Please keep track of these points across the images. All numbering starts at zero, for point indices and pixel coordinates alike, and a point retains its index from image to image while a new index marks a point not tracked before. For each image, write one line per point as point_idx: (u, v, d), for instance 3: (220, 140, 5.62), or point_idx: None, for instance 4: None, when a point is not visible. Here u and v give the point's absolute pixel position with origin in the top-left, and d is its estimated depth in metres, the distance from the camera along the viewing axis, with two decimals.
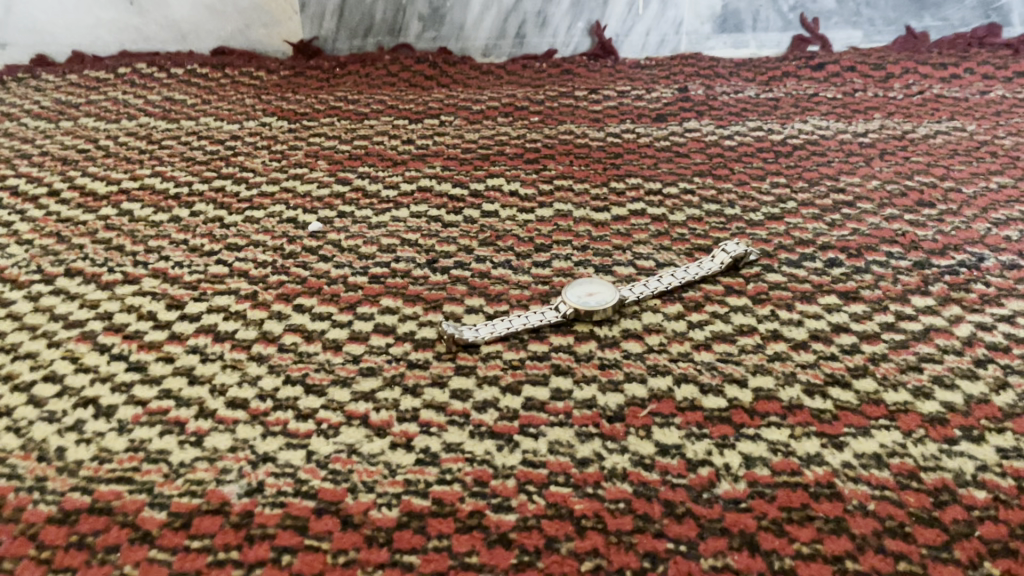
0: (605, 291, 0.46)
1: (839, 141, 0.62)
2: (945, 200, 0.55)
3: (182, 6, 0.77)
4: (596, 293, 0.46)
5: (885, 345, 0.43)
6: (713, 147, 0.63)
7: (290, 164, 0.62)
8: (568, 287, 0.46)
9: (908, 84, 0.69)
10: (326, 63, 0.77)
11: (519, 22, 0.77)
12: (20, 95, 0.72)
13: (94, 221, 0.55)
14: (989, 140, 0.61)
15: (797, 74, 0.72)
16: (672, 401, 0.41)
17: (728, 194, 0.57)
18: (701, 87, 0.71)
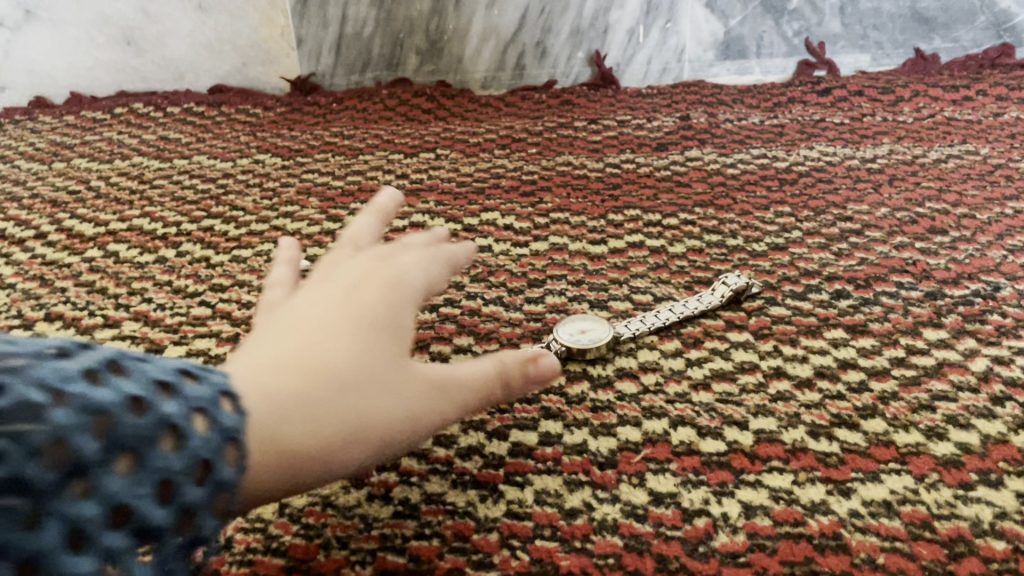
0: (598, 328, 0.45)
1: (846, 167, 0.60)
2: (958, 227, 0.52)
3: (179, 45, 0.77)
4: (588, 331, 0.44)
5: (895, 382, 0.41)
6: (715, 176, 0.61)
7: (282, 203, 0.61)
8: (559, 326, 0.45)
9: (918, 108, 0.67)
10: (323, 99, 0.76)
11: (519, 53, 0.76)
12: (15, 137, 0.72)
13: (79, 263, 0.54)
14: (1004, 163, 0.59)
15: (803, 99, 0.70)
16: (668, 445, 0.38)
17: (729, 224, 0.55)
18: (704, 114, 0.69)
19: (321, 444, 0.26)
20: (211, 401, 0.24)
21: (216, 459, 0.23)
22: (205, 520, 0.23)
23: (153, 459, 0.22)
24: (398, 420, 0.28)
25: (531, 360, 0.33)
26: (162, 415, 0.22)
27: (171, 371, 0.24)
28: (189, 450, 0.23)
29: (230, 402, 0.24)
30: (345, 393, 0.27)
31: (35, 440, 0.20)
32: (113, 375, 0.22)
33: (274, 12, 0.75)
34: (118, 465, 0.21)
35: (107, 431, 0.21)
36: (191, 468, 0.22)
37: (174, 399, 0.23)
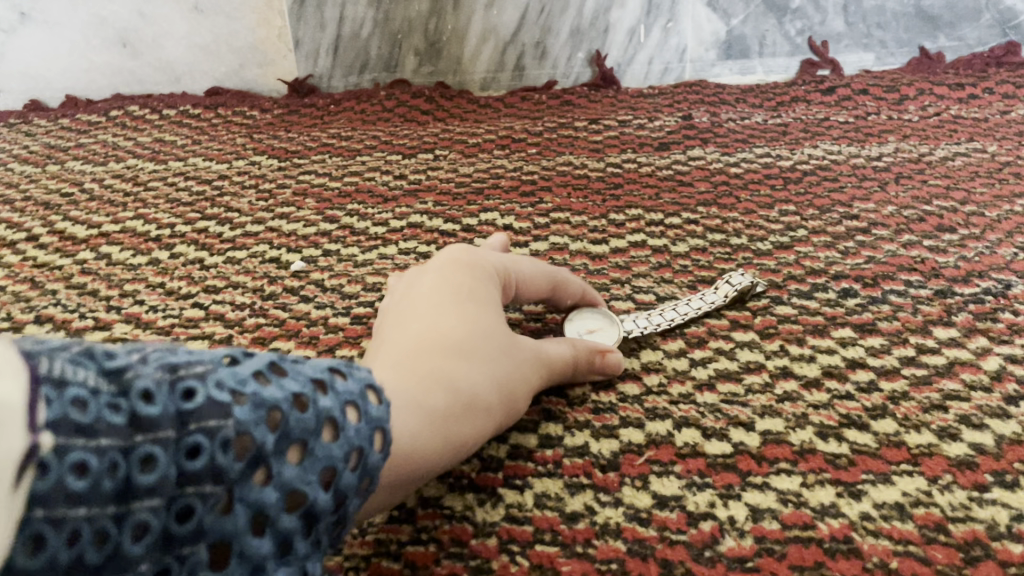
0: (607, 329, 0.43)
1: (851, 166, 0.59)
2: (967, 224, 0.51)
3: (175, 47, 0.76)
4: (597, 331, 0.43)
5: (905, 382, 0.40)
6: (718, 175, 0.60)
7: (278, 204, 0.60)
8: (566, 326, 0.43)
9: (924, 106, 0.66)
10: (321, 101, 0.75)
11: (518, 54, 0.75)
12: (10, 141, 0.71)
13: (71, 266, 0.53)
14: (1012, 161, 0.57)
15: (807, 98, 0.69)
16: (672, 447, 0.37)
17: (733, 223, 0.54)
18: (706, 114, 0.68)
19: (462, 412, 0.32)
20: (359, 395, 0.28)
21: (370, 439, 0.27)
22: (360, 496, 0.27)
23: (325, 440, 0.26)
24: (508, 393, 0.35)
25: (600, 352, 0.40)
26: (332, 402, 0.27)
27: (327, 369, 0.28)
28: (354, 431, 0.27)
29: (372, 395, 0.28)
30: (473, 373, 0.33)
31: (236, 435, 0.24)
32: (285, 373, 0.26)
33: (270, 13, 0.74)
34: (297, 447, 0.25)
35: (291, 419, 0.25)
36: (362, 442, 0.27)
37: (329, 396, 0.27)
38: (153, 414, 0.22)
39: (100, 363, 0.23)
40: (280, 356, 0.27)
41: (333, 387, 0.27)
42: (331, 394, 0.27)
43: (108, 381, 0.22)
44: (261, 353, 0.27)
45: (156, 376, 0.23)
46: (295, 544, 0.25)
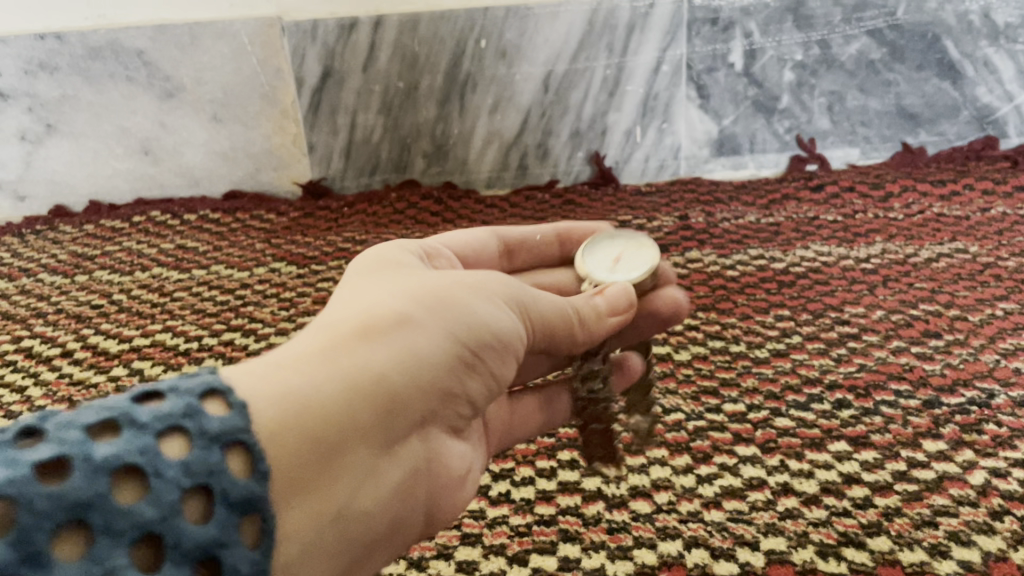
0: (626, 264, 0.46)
1: (841, 268, 0.62)
2: (951, 330, 0.54)
3: (194, 154, 0.80)
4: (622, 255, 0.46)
5: (898, 498, 0.43)
6: (715, 279, 0.63)
7: (298, 313, 0.63)
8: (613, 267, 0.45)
9: (908, 203, 0.70)
10: (334, 203, 0.79)
11: (521, 155, 0.80)
12: (38, 250, 0.75)
13: (105, 382, 0.56)
14: (993, 262, 0.61)
15: (797, 196, 0.73)
16: (682, 568, 0.40)
17: (732, 329, 0.57)
18: (701, 214, 0.72)
19: (375, 412, 0.31)
20: (184, 415, 0.26)
21: (216, 461, 0.26)
22: (234, 517, 0.25)
23: (148, 482, 0.24)
24: (424, 368, 0.33)
25: (602, 297, 0.40)
26: (137, 431, 0.25)
27: (145, 399, 0.27)
28: (186, 461, 0.25)
29: (206, 405, 0.27)
30: (378, 360, 0.31)
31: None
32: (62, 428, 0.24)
33: (285, 121, 0.79)
34: (98, 503, 0.23)
35: (78, 475, 0.23)
36: (203, 469, 0.25)
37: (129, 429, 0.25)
38: None
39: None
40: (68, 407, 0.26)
41: (139, 421, 0.25)
42: (141, 426, 0.25)
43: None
44: (19, 421, 0.25)
45: None
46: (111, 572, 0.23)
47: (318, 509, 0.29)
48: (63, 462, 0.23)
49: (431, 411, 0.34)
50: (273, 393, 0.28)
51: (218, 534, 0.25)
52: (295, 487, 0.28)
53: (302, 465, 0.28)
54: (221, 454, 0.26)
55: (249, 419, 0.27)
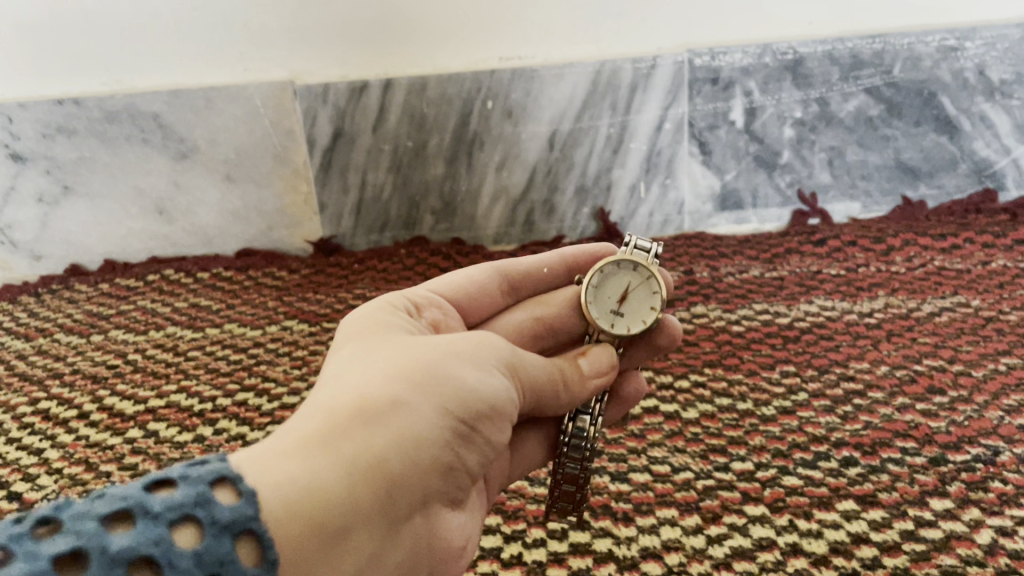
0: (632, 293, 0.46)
1: (845, 323, 0.63)
2: (955, 385, 0.55)
3: (208, 214, 0.82)
4: (629, 295, 0.46)
5: (907, 558, 0.43)
6: (721, 334, 0.64)
7: (311, 371, 0.64)
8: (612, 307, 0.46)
9: (909, 257, 0.71)
10: (345, 260, 0.81)
11: (528, 210, 0.81)
12: (55, 309, 0.77)
13: (121, 444, 0.57)
14: (995, 316, 0.62)
15: (800, 250, 0.75)
16: None
17: (738, 386, 0.58)
18: (706, 269, 0.73)
19: (376, 496, 0.31)
20: (197, 504, 0.27)
21: (227, 554, 0.26)
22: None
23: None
24: (422, 445, 0.33)
25: (582, 355, 0.43)
26: (152, 523, 0.25)
27: (160, 486, 0.27)
28: (200, 552, 0.25)
29: (223, 494, 0.28)
30: (376, 442, 0.32)
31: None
32: (76, 520, 0.25)
33: (297, 180, 0.80)
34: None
35: (93, 568, 0.23)
36: (215, 561, 0.25)
37: (143, 519, 0.25)
38: None
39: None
40: (78, 500, 0.26)
41: (153, 511, 0.26)
42: (155, 517, 0.26)
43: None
44: (36, 511, 0.25)
45: None
46: None
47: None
48: (78, 556, 0.24)
49: (433, 488, 0.35)
50: (275, 483, 0.29)
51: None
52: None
53: (305, 557, 0.29)
54: (232, 545, 0.26)
55: (257, 507, 0.27)
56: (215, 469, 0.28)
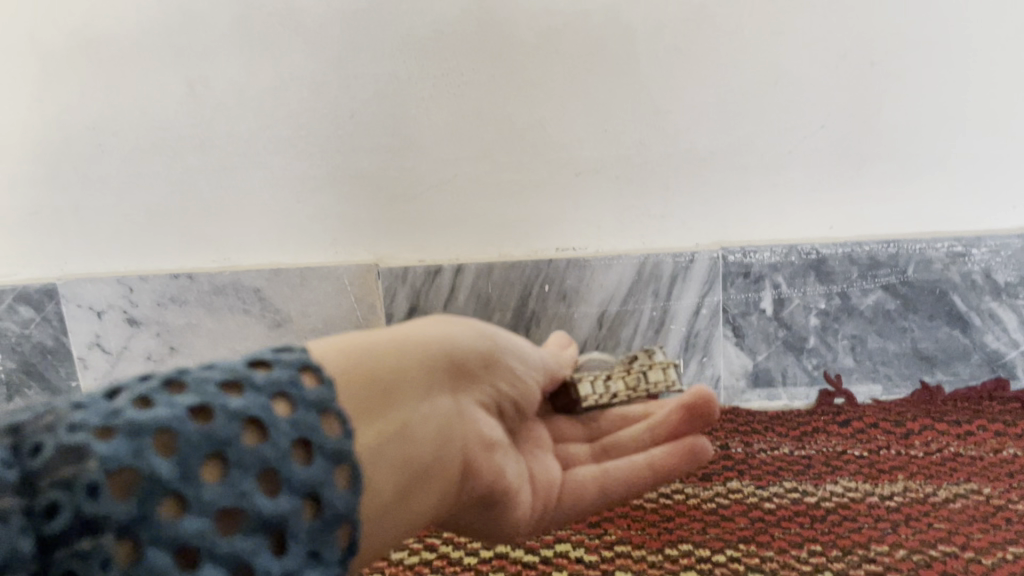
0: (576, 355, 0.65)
1: (868, 505, 0.70)
2: (967, 570, 0.60)
3: None
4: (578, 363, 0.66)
5: None
6: (754, 510, 0.71)
7: None
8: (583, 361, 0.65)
9: (926, 440, 0.78)
10: None
11: None
12: None
13: None
14: (1004, 504, 0.68)
15: (826, 429, 0.82)
16: None
17: (770, 562, 0.64)
18: (741, 443, 0.81)
19: (414, 376, 0.45)
20: (290, 384, 0.37)
21: (314, 421, 0.36)
22: (329, 465, 0.36)
23: (267, 430, 0.34)
24: (449, 347, 0.48)
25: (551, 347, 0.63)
26: (257, 396, 0.35)
27: (257, 370, 0.37)
28: (294, 419, 0.35)
29: (309, 378, 0.38)
30: (420, 342, 0.47)
31: (154, 437, 0.32)
32: (201, 378, 0.36)
33: None
34: (235, 441, 0.33)
35: (219, 418, 0.33)
36: (306, 426, 0.36)
37: (250, 392, 0.35)
38: (95, 424, 0.32)
39: (39, 412, 0.33)
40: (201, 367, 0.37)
41: (256, 384, 0.36)
42: (259, 389, 0.36)
43: (50, 422, 0.32)
44: (172, 377, 0.36)
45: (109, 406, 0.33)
46: (254, 498, 0.32)
47: (382, 430, 0.41)
48: (206, 409, 0.34)
49: (461, 393, 0.48)
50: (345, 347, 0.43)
51: (317, 474, 0.35)
52: (363, 403, 0.40)
53: (365, 393, 0.41)
54: (318, 417, 0.36)
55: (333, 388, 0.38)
56: (301, 355, 0.39)
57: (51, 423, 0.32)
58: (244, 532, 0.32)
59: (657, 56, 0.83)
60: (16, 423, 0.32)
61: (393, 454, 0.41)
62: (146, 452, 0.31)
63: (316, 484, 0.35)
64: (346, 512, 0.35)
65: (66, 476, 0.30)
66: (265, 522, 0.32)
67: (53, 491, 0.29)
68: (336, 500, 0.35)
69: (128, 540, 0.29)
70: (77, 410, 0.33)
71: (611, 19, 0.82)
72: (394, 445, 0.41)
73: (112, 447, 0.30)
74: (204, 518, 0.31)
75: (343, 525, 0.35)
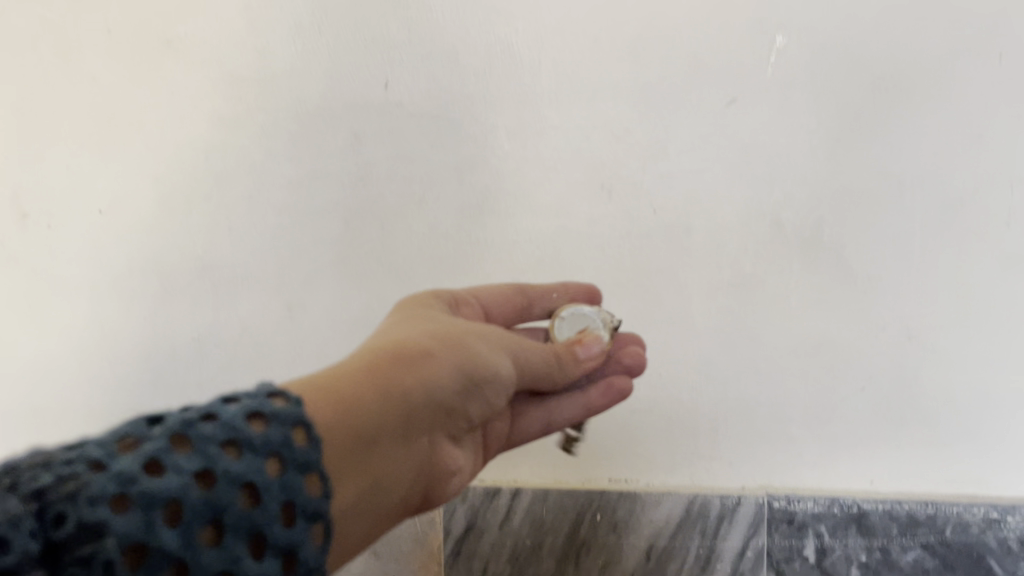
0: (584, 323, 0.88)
1: None
2: None
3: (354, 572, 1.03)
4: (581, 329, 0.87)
5: None
6: None
7: None
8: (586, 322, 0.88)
9: None
10: None
11: None
12: None
13: None
14: None
15: None
16: None
17: None
18: None
19: (383, 422, 0.62)
20: (284, 444, 0.50)
21: (296, 480, 0.50)
22: (305, 524, 0.50)
23: (259, 493, 0.48)
24: (410, 397, 0.65)
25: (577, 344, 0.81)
26: (251, 459, 0.48)
27: (252, 420, 0.51)
28: (283, 480, 0.49)
29: (300, 432, 0.52)
30: (385, 390, 0.63)
31: (161, 507, 0.43)
32: (204, 442, 0.48)
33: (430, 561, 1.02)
34: (229, 508, 0.46)
35: (221, 484, 0.46)
36: (290, 488, 0.49)
37: (245, 456, 0.48)
38: (114, 491, 0.42)
39: (59, 472, 0.42)
40: (205, 424, 0.49)
41: (253, 446, 0.49)
42: (255, 451, 0.49)
43: (73, 484, 0.42)
44: (181, 428, 0.48)
45: (131, 463, 0.44)
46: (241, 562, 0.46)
47: (364, 473, 0.60)
48: (208, 473, 0.46)
49: (425, 427, 0.67)
50: (335, 406, 0.59)
51: (295, 534, 0.49)
52: (350, 458, 0.58)
53: (345, 450, 0.58)
54: (303, 476, 0.51)
55: (313, 450, 0.52)
56: (289, 414, 0.52)
57: (69, 489, 0.42)
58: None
59: (711, 311, 0.93)
60: (43, 483, 0.41)
61: (374, 490, 0.61)
62: (154, 525, 0.43)
63: (292, 545, 0.48)
64: (316, 566, 0.50)
65: (85, 552, 0.40)
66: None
67: (73, 565, 0.40)
68: (309, 558, 0.49)
69: None
70: (97, 475, 0.43)
71: (669, 277, 0.94)
72: (371, 491, 0.60)
73: (124, 523, 0.41)
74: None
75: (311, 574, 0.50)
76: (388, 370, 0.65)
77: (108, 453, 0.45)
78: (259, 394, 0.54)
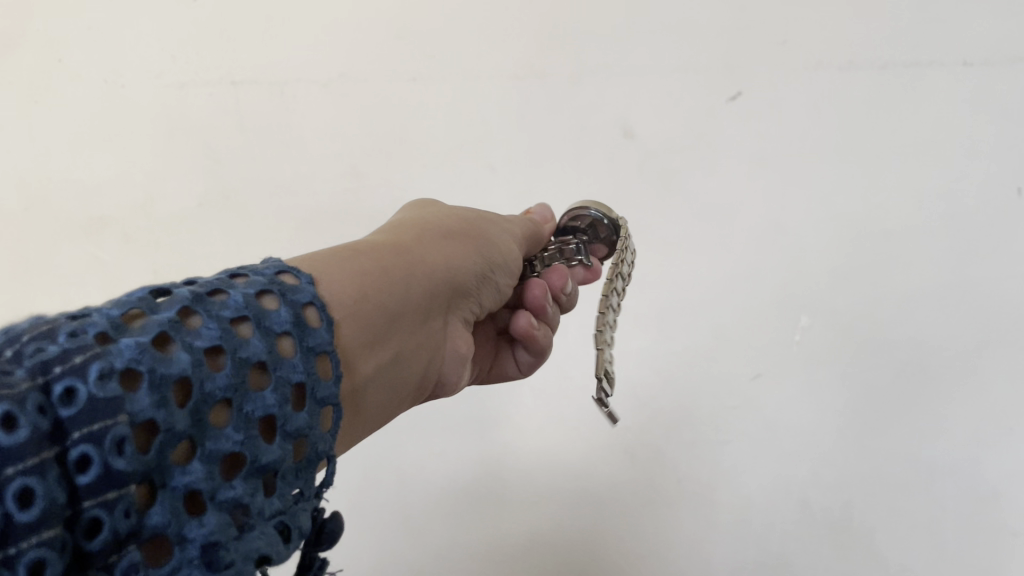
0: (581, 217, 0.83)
1: None
2: None
3: None
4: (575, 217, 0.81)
5: None
6: None
7: None
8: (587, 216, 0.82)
9: None
10: None
11: None
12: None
13: None
14: None
15: None
16: None
17: None
18: None
19: (397, 304, 0.56)
20: (293, 324, 0.43)
21: (307, 367, 0.42)
22: (315, 409, 0.43)
23: (268, 374, 0.39)
24: (419, 280, 0.59)
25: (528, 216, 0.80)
26: (260, 341, 0.40)
27: (260, 301, 0.43)
28: (294, 363, 0.41)
29: (314, 314, 0.45)
30: (392, 270, 0.57)
31: (172, 388, 0.34)
32: (215, 316, 0.39)
33: None
34: (240, 391, 0.37)
35: (230, 365, 0.37)
36: (302, 371, 0.42)
37: (256, 335, 0.40)
38: (123, 366, 0.32)
39: (63, 343, 0.32)
40: (213, 299, 0.41)
41: (264, 328, 0.41)
42: (264, 331, 0.41)
43: (82, 356, 0.32)
44: (186, 304, 0.39)
45: (137, 339, 0.34)
46: (255, 445, 0.37)
47: (380, 351, 0.54)
48: (219, 352, 0.37)
49: (433, 314, 0.62)
50: (349, 278, 0.52)
51: (305, 419, 0.41)
52: (373, 328, 0.53)
53: (369, 318, 0.52)
54: (314, 361, 0.43)
55: (325, 333, 0.45)
56: (301, 294, 0.45)
57: (77, 362, 0.31)
58: (242, 475, 0.36)
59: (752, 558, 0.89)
60: (47, 354, 0.31)
61: (392, 363, 0.56)
62: (167, 404, 0.33)
63: (303, 428, 0.41)
64: (325, 454, 0.43)
65: (96, 426, 0.30)
66: (260, 466, 0.37)
67: (83, 442, 0.29)
68: (318, 444, 0.42)
69: (144, 483, 0.32)
70: (107, 346, 0.33)
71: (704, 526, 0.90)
72: (389, 365, 0.56)
73: (142, 399, 0.32)
74: (207, 466, 0.35)
75: (319, 460, 0.43)
76: (387, 253, 0.58)
77: (111, 323, 0.35)
78: (266, 271, 0.46)
